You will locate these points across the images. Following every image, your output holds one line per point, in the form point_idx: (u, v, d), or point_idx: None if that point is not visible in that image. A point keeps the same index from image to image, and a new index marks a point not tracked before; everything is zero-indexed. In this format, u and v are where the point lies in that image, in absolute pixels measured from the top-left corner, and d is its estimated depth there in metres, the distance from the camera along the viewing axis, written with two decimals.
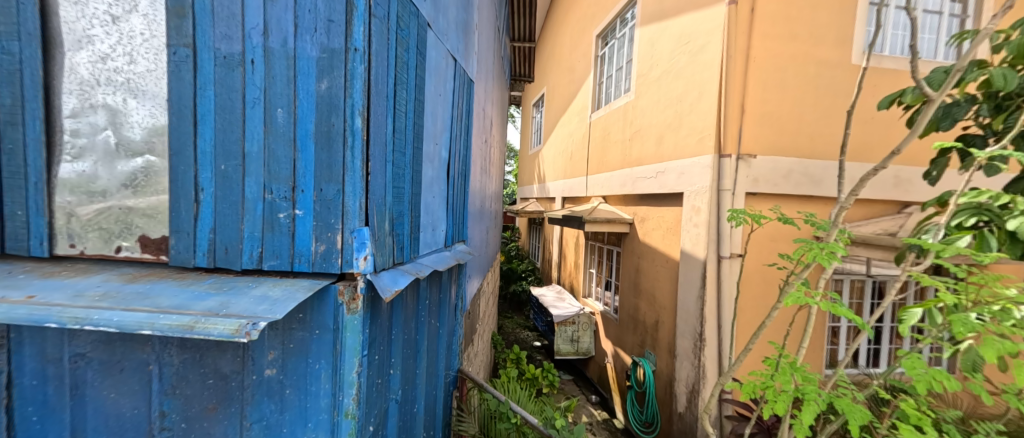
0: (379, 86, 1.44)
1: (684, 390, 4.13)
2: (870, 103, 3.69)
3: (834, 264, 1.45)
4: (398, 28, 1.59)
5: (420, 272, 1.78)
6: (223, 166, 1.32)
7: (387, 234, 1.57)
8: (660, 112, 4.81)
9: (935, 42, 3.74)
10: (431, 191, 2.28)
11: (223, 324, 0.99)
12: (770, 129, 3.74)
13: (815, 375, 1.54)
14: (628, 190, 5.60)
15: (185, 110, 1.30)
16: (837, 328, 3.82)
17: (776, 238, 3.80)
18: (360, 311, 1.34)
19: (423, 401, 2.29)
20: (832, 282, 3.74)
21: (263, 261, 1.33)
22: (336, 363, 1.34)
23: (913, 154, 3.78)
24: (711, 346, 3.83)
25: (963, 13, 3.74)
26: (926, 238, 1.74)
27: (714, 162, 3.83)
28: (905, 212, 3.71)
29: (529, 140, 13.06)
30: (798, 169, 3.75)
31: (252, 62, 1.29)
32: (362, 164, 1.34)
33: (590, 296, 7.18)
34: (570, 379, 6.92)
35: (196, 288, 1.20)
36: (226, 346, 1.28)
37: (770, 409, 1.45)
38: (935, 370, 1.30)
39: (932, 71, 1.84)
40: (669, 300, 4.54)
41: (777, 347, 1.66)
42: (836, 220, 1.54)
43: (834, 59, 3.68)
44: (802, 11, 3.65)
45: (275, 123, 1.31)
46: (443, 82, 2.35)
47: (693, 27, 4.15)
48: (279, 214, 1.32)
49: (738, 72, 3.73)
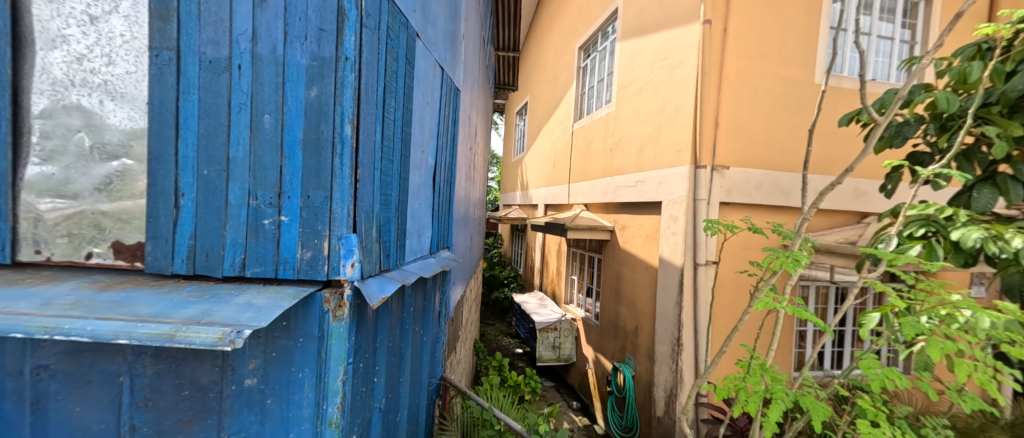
0: (369, 94, 1.46)
1: (662, 394, 4.23)
2: (831, 120, 3.96)
3: (798, 272, 1.53)
4: (388, 38, 1.61)
5: (407, 279, 1.79)
6: (206, 171, 1.29)
7: (374, 241, 1.58)
8: (640, 123, 4.96)
9: (888, 65, 4.05)
10: (417, 198, 2.27)
11: (206, 333, 0.98)
12: (742, 142, 3.95)
13: (784, 374, 1.61)
14: (610, 198, 5.72)
15: (167, 114, 1.28)
16: (804, 332, 4.02)
17: (747, 247, 3.99)
18: (346, 318, 1.35)
19: (406, 409, 2.25)
20: (798, 288, 3.95)
21: (246, 268, 1.31)
22: (320, 372, 1.35)
23: (870, 168, 4.07)
24: (687, 350, 3.97)
25: (912, 40, 4.08)
26: (880, 247, 1.91)
27: (690, 173, 3.98)
28: (864, 223, 3.98)
29: (512, 148, 13.22)
30: (769, 181, 3.95)
31: (239, 68, 1.28)
32: (351, 172, 1.35)
33: (572, 303, 7.28)
34: (552, 386, 6.92)
35: (175, 296, 1.17)
36: (204, 356, 1.23)
37: (741, 408, 1.52)
38: (888, 369, 1.42)
39: (884, 93, 2.03)
40: (648, 306, 4.66)
41: (749, 348, 1.72)
42: (799, 230, 1.64)
43: (800, 79, 3.94)
44: (770, 33, 3.89)
45: (262, 129, 1.30)
46: (430, 91, 2.37)
47: (671, 43, 4.33)
48: (264, 220, 1.31)
49: (713, 86, 3.92)
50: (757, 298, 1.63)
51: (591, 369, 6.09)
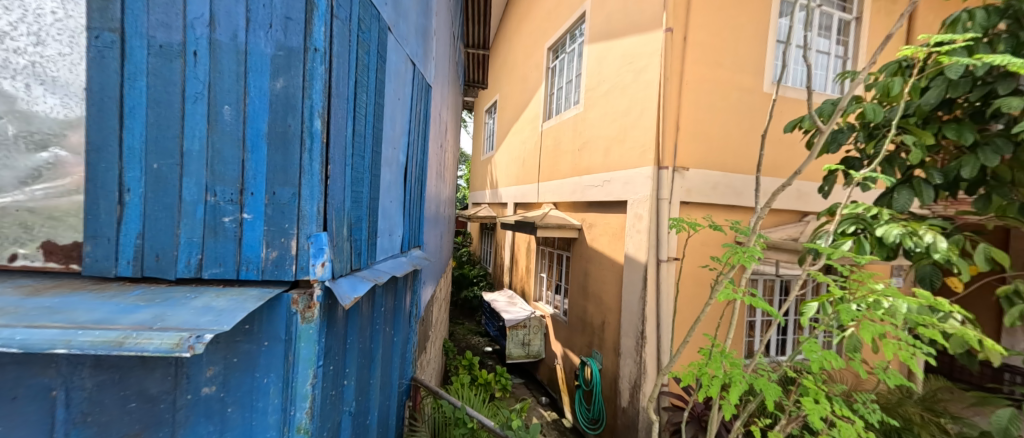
0: (340, 88, 1.42)
1: (627, 385, 4.42)
2: (778, 127, 4.30)
3: (753, 265, 1.66)
4: (360, 30, 1.57)
5: (379, 278, 1.75)
6: (156, 164, 1.19)
7: (345, 239, 1.53)
8: (607, 125, 5.11)
9: (825, 77, 4.46)
10: (388, 196, 2.21)
11: (160, 339, 0.91)
12: (701, 145, 4.19)
13: (740, 360, 1.74)
14: (578, 197, 5.86)
15: (109, 101, 1.16)
16: (754, 322, 4.35)
17: (706, 243, 4.25)
18: (316, 320, 1.30)
19: (376, 412, 2.20)
20: (750, 281, 4.26)
21: (203, 269, 1.23)
22: (287, 377, 1.30)
23: (811, 171, 4.46)
24: (651, 343, 4.17)
25: (845, 55, 4.52)
26: (820, 242, 2.11)
27: (654, 173, 4.17)
28: (805, 221, 4.37)
29: (481, 146, 13.17)
30: (724, 182, 4.23)
31: (194, 54, 1.19)
32: (321, 168, 1.32)
33: (541, 300, 7.39)
34: (521, 383, 7.01)
35: (121, 300, 1.07)
36: (154, 364, 1.12)
37: (704, 392, 1.63)
38: (827, 352, 1.57)
39: (823, 103, 2.25)
40: (614, 301, 4.84)
41: (710, 337, 1.83)
42: (754, 228, 1.78)
43: (751, 88, 4.25)
44: (725, 43, 4.16)
45: (221, 121, 1.22)
46: (401, 87, 2.31)
47: (637, 48, 4.50)
48: (223, 218, 1.23)
49: (674, 92, 4.13)
50: (717, 290, 1.74)
51: (560, 364, 6.22)
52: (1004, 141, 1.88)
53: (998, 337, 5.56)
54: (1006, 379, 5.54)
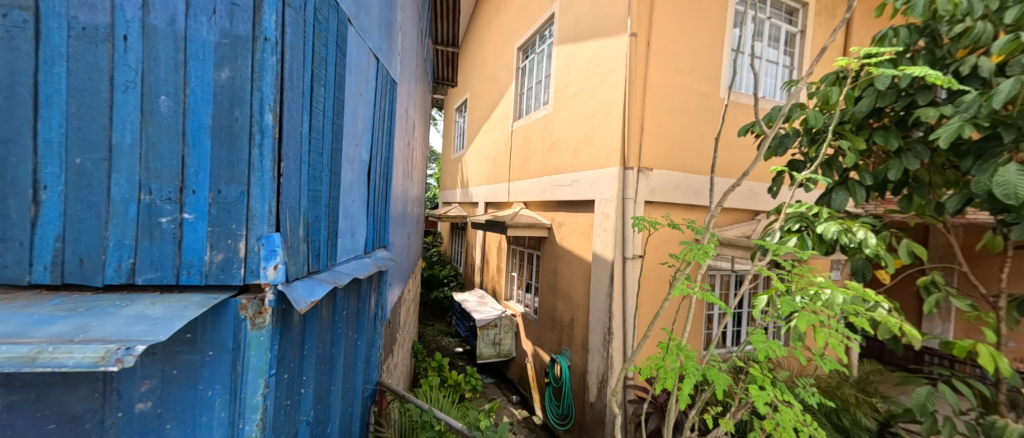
0: (294, 81, 1.36)
1: (595, 380, 4.53)
2: (731, 131, 4.57)
3: (706, 261, 1.75)
4: (316, 21, 1.50)
5: (340, 281, 1.67)
6: (79, 159, 1.07)
7: (302, 240, 1.45)
8: (576, 125, 5.20)
9: (774, 86, 4.79)
10: (349, 195, 2.13)
11: (83, 352, 0.82)
12: (663, 147, 4.36)
13: (694, 352, 1.81)
14: (548, 196, 5.93)
15: (21, 88, 1.02)
16: (712, 315, 4.60)
17: (666, 241, 4.45)
18: (267, 326, 1.23)
19: (337, 419, 2.11)
20: (707, 277, 4.49)
21: (136, 274, 1.12)
22: (235, 387, 1.22)
23: (761, 173, 4.79)
24: (617, 338, 4.29)
25: (790, 65, 4.87)
26: (768, 239, 2.26)
27: (620, 174, 4.30)
28: (757, 219, 4.67)
29: (451, 144, 13.00)
30: (684, 183, 4.44)
31: (125, 39, 1.08)
32: (273, 165, 1.25)
33: (511, 299, 7.42)
34: (492, 382, 7.01)
35: (36, 310, 0.96)
36: (77, 381, 1.00)
37: (661, 385, 1.69)
38: (771, 342, 1.68)
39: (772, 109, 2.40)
40: (582, 299, 4.95)
41: (668, 331, 1.90)
42: (708, 226, 1.87)
43: (708, 93, 4.48)
44: (685, 49, 4.36)
45: (157, 113, 1.12)
46: (363, 82, 2.23)
47: (603, 51, 4.61)
48: (160, 218, 1.13)
49: (639, 94, 4.27)
50: (674, 285, 1.82)
51: (530, 362, 6.28)
52: (923, 148, 2.10)
53: (919, 323, 6.21)
54: (926, 360, 6.18)
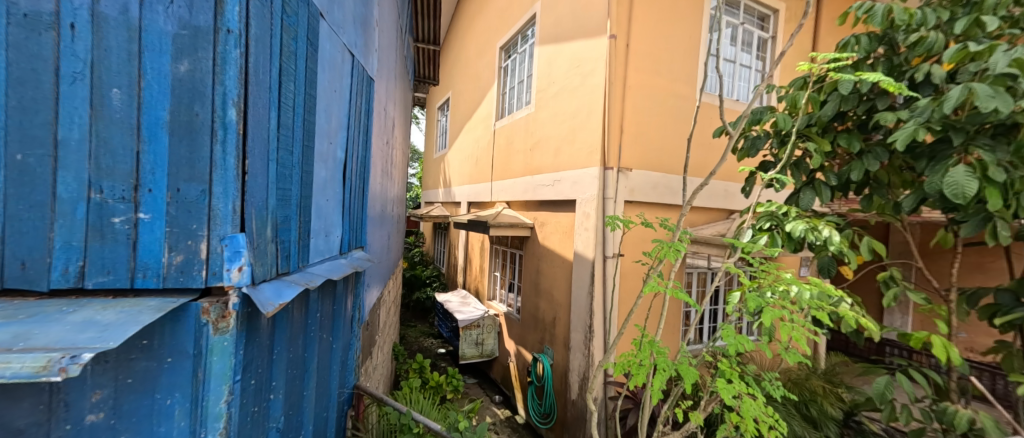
0: (260, 76, 1.31)
1: (576, 378, 4.57)
2: (705, 131, 4.69)
3: (678, 259, 1.79)
4: (284, 14, 1.45)
5: (312, 282, 1.62)
6: (21, 155, 1.00)
7: (269, 241, 1.40)
8: (557, 125, 5.23)
9: (747, 89, 4.95)
10: (323, 194, 2.07)
11: (20, 362, 0.76)
12: (641, 147, 4.45)
13: (666, 348, 1.85)
14: (530, 196, 5.95)
15: None
16: (689, 312, 4.72)
17: (644, 240, 4.55)
18: (231, 330, 1.19)
19: (311, 425, 2.05)
20: (684, 274, 4.61)
21: (86, 277, 1.05)
22: (196, 395, 1.17)
23: (734, 173, 4.94)
24: (598, 336, 4.35)
25: (762, 70, 5.05)
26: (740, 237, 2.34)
27: (600, 173, 4.35)
28: (731, 218, 4.82)
29: (433, 144, 12.86)
30: (662, 183, 4.54)
31: (72, 28, 1.01)
32: (237, 162, 1.21)
33: (494, 299, 7.41)
34: (475, 383, 6.98)
35: None
36: (18, 393, 0.93)
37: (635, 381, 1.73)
38: (739, 337, 1.73)
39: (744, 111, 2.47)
40: (564, 297, 4.98)
41: (642, 328, 1.93)
42: (679, 225, 1.91)
43: (683, 94, 4.60)
44: (661, 51, 4.45)
45: (109, 107, 1.06)
46: (337, 78, 2.18)
47: (584, 52, 4.66)
48: (113, 219, 1.07)
49: (618, 95, 4.33)
50: (648, 283, 1.85)
51: (512, 362, 6.28)
52: (881, 150, 2.21)
53: (880, 316, 6.56)
54: (887, 351, 6.53)
